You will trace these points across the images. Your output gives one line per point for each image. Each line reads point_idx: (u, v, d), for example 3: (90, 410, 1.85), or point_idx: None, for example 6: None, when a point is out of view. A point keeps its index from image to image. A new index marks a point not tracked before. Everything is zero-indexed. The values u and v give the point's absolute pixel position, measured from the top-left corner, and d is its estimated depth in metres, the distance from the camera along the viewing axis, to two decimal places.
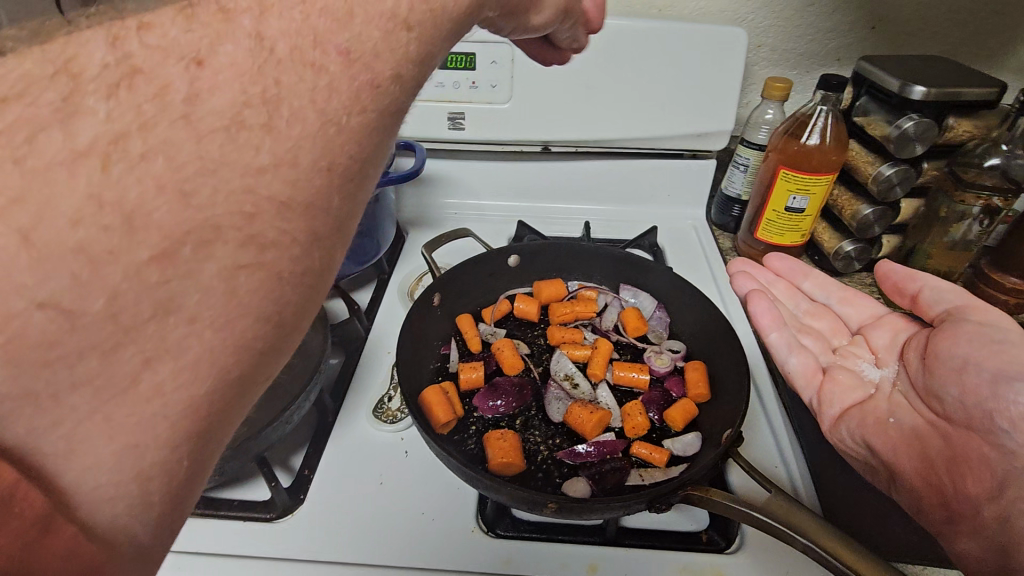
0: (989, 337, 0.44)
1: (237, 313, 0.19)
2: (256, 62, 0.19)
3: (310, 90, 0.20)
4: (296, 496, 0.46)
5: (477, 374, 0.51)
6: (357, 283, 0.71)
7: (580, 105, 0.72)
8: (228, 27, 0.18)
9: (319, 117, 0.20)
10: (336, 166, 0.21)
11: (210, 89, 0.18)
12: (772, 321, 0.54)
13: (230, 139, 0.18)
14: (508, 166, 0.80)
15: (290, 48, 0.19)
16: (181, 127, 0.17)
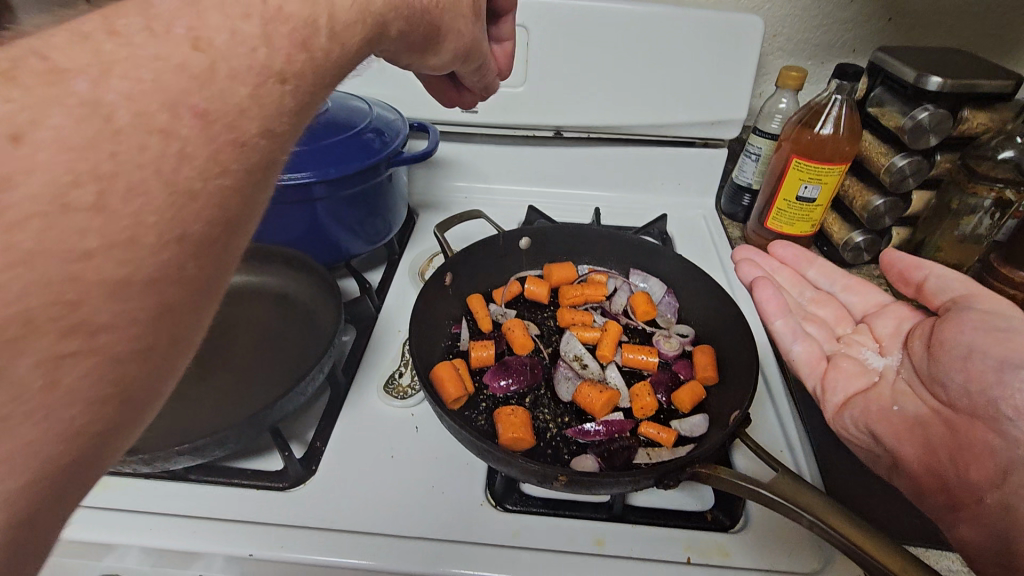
0: (995, 325, 0.44)
1: (63, 402, 0.17)
2: (89, 136, 0.17)
3: (157, 158, 0.19)
4: (309, 467, 0.46)
5: (488, 352, 0.52)
6: (368, 263, 0.72)
7: (594, 91, 0.72)
8: (56, 92, 0.17)
9: (166, 189, 0.19)
10: (188, 236, 0.20)
11: (26, 171, 0.16)
12: (777, 309, 0.55)
13: (50, 225, 0.16)
14: (520, 150, 0.80)
15: (133, 117, 0.18)
16: None
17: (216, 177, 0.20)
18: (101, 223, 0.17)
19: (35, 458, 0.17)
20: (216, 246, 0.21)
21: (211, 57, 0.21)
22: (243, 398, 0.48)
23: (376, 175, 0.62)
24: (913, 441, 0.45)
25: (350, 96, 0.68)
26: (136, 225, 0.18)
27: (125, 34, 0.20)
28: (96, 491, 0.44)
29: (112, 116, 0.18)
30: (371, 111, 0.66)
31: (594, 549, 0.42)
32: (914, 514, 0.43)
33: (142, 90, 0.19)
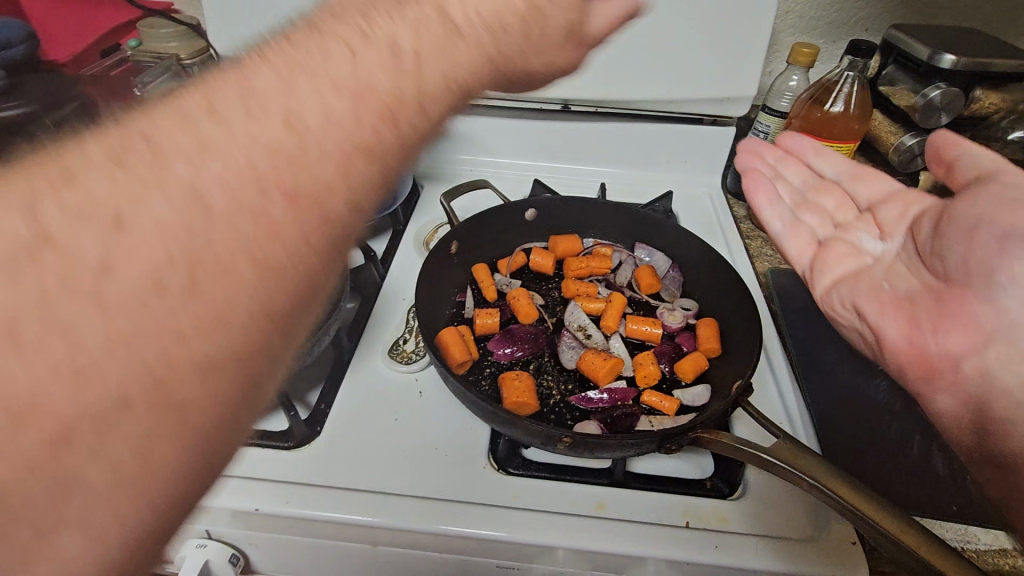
0: (1011, 197, 0.42)
1: (153, 480, 0.18)
2: (185, 219, 0.18)
3: (246, 237, 0.19)
4: (314, 428, 0.47)
5: (493, 320, 0.52)
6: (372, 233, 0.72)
7: (603, 67, 0.72)
8: (159, 175, 0.18)
9: (256, 269, 0.19)
10: (276, 312, 0.20)
11: (125, 258, 0.17)
12: (767, 201, 0.57)
13: (146, 308, 0.17)
14: (526, 124, 0.80)
15: (227, 198, 0.19)
16: (87, 307, 0.16)
17: (303, 254, 0.21)
18: (194, 305, 0.18)
19: (125, 529, 0.18)
20: (297, 312, 0.21)
21: (305, 139, 0.20)
22: None
23: None
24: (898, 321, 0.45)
25: None
26: (226, 306, 0.19)
27: (228, 104, 0.20)
28: None
29: (209, 202, 0.19)
30: None
31: (595, 512, 0.43)
32: (923, 491, 0.43)
33: (243, 173, 0.19)
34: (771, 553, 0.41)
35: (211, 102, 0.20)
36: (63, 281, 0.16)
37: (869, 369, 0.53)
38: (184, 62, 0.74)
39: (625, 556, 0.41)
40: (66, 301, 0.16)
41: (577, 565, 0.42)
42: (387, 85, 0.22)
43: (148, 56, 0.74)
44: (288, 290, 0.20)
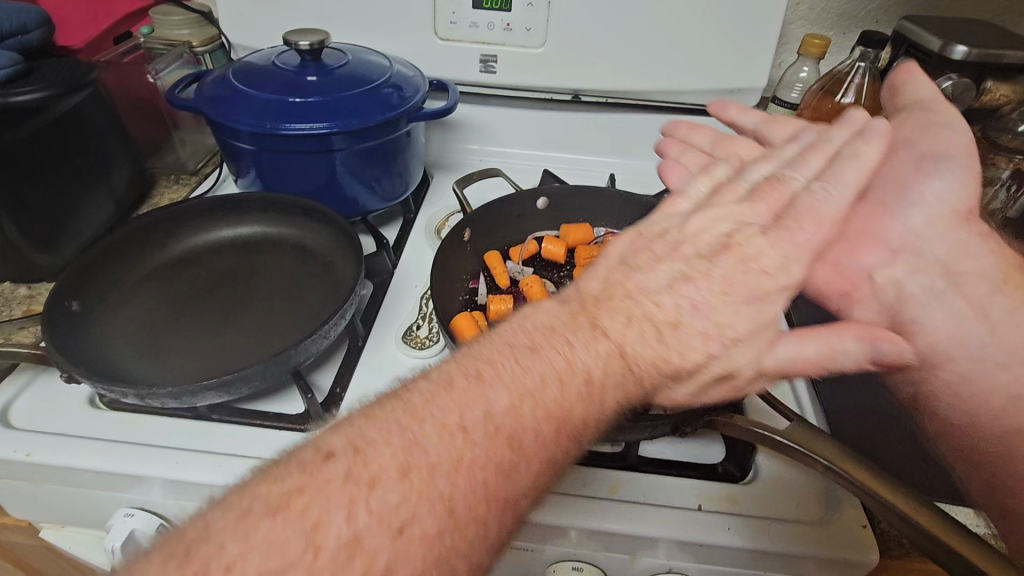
0: (935, 121, 0.43)
1: None
2: (449, 492, 0.25)
3: (464, 532, 0.25)
4: (330, 410, 0.48)
5: (506, 307, 0.52)
6: (384, 220, 0.72)
7: (614, 58, 0.72)
8: (443, 446, 0.26)
9: (468, 543, 0.26)
10: (479, 546, 0.26)
11: (409, 518, 0.24)
12: (738, 196, 0.37)
13: (420, 545, 0.24)
14: (537, 114, 0.80)
15: (475, 483, 0.26)
16: (385, 517, 0.24)
17: (504, 516, 0.27)
18: (433, 546, 0.25)
19: None
20: (490, 545, 0.27)
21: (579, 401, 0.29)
22: (265, 339, 0.49)
23: (392, 129, 0.62)
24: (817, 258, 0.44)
25: (368, 50, 0.67)
26: (454, 553, 0.25)
27: (470, 422, 0.27)
28: (122, 426, 0.46)
29: (463, 488, 0.26)
30: (391, 66, 0.65)
31: (609, 494, 0.43)
32: (931, 476, 0.44)
33: (497, 443, 0.27)
34: (784, 536, 0.41)
35: (515, 377, 0.29)
36: (393, 498, 0.25)
37: None
38: (196, 50, 0.76)
39: (639, 537, 0.42)
40: (368, 530, 0.24)
41: (592, 547, 0.43)
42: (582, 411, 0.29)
43: (161, 44, 0.75)
44: (488, 543, 0.26)
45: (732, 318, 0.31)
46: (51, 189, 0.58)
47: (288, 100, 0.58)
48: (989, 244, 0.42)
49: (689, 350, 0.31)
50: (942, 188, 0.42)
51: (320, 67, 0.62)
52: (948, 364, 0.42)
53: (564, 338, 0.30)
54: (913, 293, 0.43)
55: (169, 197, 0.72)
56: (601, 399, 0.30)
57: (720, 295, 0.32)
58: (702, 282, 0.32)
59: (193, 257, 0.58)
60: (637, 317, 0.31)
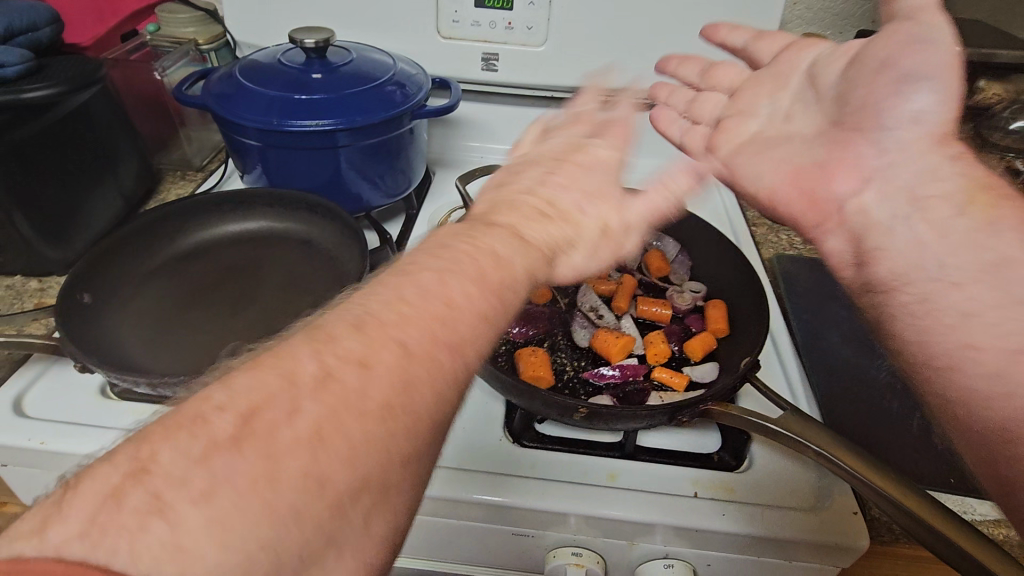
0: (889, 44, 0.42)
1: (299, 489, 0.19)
2: (387, 326, 0.23)
3: (413, 370, 0.23)
4: None
5: None
6: (386, 216, 0.74)
7: (613, 56, 0.73)
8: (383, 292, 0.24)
9: (412, 384, 0.22)
10: (424, 391, 0.23)
11: (361, 356, 0.22)
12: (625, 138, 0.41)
13: (363, 383, 0.21)
14: (537, 112, 0.81)
15: (420, 326, 0.24)
16: (330, 356, 0.22)
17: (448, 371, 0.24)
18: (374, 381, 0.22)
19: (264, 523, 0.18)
20: (433, 404, 0.23)
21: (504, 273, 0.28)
22: (272, 331, 0.51)
23: (395, 126, 0.63)
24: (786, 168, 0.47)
25: (373, 48, 0.68)
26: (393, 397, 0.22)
27: (409, 295, 0.24)
28: (133, 415, 0.48)
29: (406, 328, 0.23)
30: (394, 64, 0.66)
31: (607, 482, 0.44)
32: (921, 465, 0.45)
33: (441, 295, 0.25)
34: (779, 522, 0.42)
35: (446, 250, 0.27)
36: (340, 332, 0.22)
37: (871, 351, 0.54)
38: (202, 48, 0.77)
39: (637, 523, 0.43)
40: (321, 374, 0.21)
41: (592, 533, 0.44)
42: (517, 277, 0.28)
43: (167, 41, 0.76)
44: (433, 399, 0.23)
45: (605, 206, 0.37)
46: (62, 184, 0.59)
47: (294, 97, 0.59)
48: (957, 166, 0.40)
49: (573, 218, 0.34)
50: (923, 105, 0.39)
51: (325, 65, 0.63)
52: (906, 287, 0.40)
53: (464, 238, 0.29)
54: (880, 219, 0.42)
55: (176, 193, 0.73)
56: (511, 264, 0.28)
57: (583, 189, 0.36)
58: (560, 182, 0.36)
59: (200, 251, 0.59)
60: (527, 208, 0.33)
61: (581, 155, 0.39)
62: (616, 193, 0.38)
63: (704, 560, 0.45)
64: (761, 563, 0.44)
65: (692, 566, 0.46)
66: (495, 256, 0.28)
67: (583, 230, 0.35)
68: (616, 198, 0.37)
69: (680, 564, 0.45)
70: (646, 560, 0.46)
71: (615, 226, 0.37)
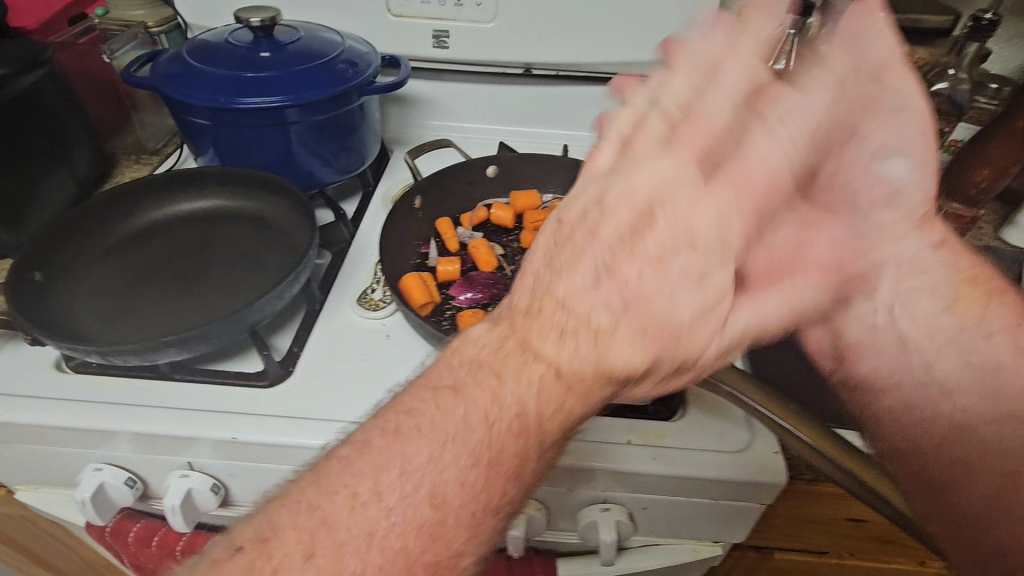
0: (888, 109, 0.41)
1: None
2: (364, 507, 0.28)
3: (383, 550, 0.28)
4: (287, 368, 0.51)
5: (454, 267, 0.55)
6: (343, 193, 0.75)
7: (561, 31, 0.74)
8: (379, 461, 0.30)
9: (396, 556, 0.28)
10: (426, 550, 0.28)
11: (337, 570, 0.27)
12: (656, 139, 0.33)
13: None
14: (491, 89, 0.82)
15: (403, 505, 0.29)
16: (315, 559, 0.27)
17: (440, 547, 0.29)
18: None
19: None
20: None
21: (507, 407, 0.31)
22: (223, 303, 0.52)
23: (345, 102, 0.64)
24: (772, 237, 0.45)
25: (321, 27, 0.69)
26: None
27: (387, 479, 0.29)
28: (86, 388, 0.49)
29: (384, 500, 0.29)
30: (342, 41, 0.67)
31: None
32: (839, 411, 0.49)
33: (421, 472, 0.29)
34: (705, 463, 0.45)
35: (458, 404, 0.31)
36: (316, 538, 0.28)
37: None
38: (151, 31, 0.76)
39: (573, 470, 0.46)
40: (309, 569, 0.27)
41: (533, 482, 0.47)
42: (517, 414, 0.30)
43: (116, 24, 0.75)
44: None
45: (681, 299, 0.31)
46: (10, 169, 0.59)
47: (240, 75, 0.60)
48: (938, 254, 0.46)
49: (648, 338, 0.31)
50: (897, 173, 0.44)
51: (272, 43, 0.63)
52: (891, 391, 0.46)
53: (492, 372, 0.32)
54: (863, 313, 0.47)
55: (133, 175, 0.74)
56: (530, 408, 0.31)
57: (651, 283, 0.31)
58: (630, 266, 0.31)
59: (154, 230, 0.60)
60: (584, 336, 0.31)
61: (671, 206, 0.31)
62: (711, 268, 0.31)
63: (640, 503, 0.48)
64: (691, 503, 0.47)
65: (629, 510, 0.48)
66: (524, 414, 0.30)
67: (664, 335, 0.31)
68: (701, 291, 0.31)
69: (616, 508, 0.48)
70: (585, 506, 0.48)
71: (684, 347, 0.32)
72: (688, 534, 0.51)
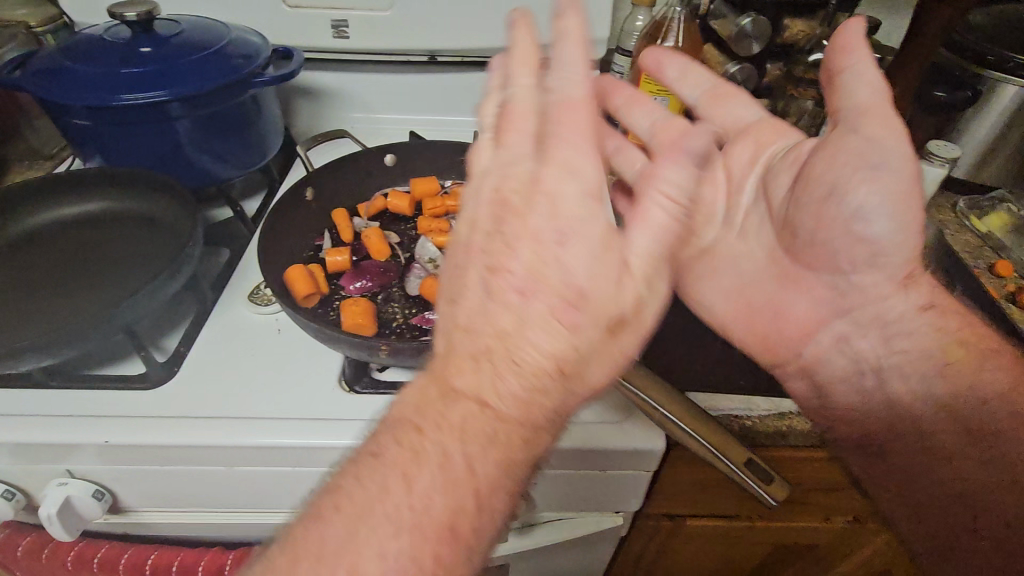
0: (866, 162, 0.38)
1: None
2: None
3: None
4: (170, 368, 0.50)
5: (342, 258, 0.54)
6: (247, 190, 0.73)
7: (460, 17, 0.74)
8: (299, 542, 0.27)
9: None
10: None
11: None
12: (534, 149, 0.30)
13: None
14: (399, 78, 0.82)
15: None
16: None
17: None
18: None
19: None
20: None
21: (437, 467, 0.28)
22: (98, 306, 0.51)
23: (233, 95, 0.63)
24: (736, 297, 0.51)
25: (208, 20, 0.67)
26: None
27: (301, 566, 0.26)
28: None
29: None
30: (228, 33, 0.66)
31: None
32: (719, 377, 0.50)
33: (341, 552, 0.27)
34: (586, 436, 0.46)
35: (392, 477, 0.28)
36: None
37: None
38: (36, 30, 0.73)
39: None
40: None
41: None
42: (442, 498, 0.28)
43: None
44: None
45: (592, 293, 0.28)
46: None
47: (116, 72, 0.58)
48: (924, 316, 0.43)
49: (546, 339, 0.28)
50: (879, 230, 0.40)
51: (152, 38, 0.62)
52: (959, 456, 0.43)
53: (414, 425, 0.29)
54: (850, 375, 0.47)
55: (22, 179, 0.71)
56: (461, 466, 0.28)
57: (551, 283, 0.28)
58: (512, 262, 0.28)
59: (35, 237, 0.58)
60: (489, 349, 0.29)
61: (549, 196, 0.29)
62: (609, 253, 0.29)
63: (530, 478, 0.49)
64: (581, 476, 0.48)
65: None
66: (448, 463, 0.28)
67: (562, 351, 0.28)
68: (607, 275, 0.28)
69: None
70: None
71: (599, 318, 0.28)
72: (586, 507, 0.52)
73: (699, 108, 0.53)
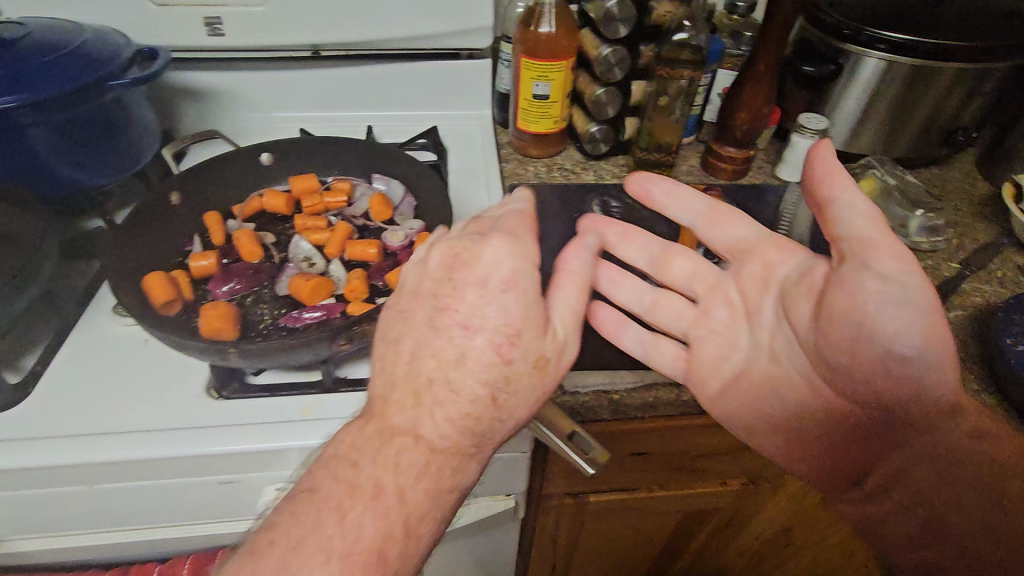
0: (890, 294, 0.36)
1: None
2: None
3: None
4: (22, 389, 0.48)
5: (207, 261, 0.53)
6: (125, 199, 0.71)
7: (338, 10, 0.72)
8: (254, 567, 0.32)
9: None
10: None
11: None
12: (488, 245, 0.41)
13: None
14: (285, 75, 0.80)
15: None
16: None
17: None
18: None
19: None
20: None
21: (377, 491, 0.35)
22: None
23: (90, 100, 0.60)
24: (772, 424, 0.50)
25: (59, 21, 0.64)
26: None
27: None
28: None
29: None
30: (81, 35, 0.62)
31: (300, 416, 0.47)
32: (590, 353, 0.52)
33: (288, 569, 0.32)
34: None
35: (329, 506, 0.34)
36: None
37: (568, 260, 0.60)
38: None
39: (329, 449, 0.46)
40: None
41: (297, 467, 0.47)
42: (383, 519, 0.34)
43: None
44: None
45: (519, 343, 0.38)
46: None
47: None
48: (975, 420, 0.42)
49: (481, 370, 0.37)
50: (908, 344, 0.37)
51: None
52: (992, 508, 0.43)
53: (348, 462, 0.36)
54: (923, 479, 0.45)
55: None
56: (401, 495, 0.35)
57: (469, 331, 0.38)
58: (452, 320, 0.38)
59: None
60: (425, 386, 0.37)
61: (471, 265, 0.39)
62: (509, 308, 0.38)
63: None
64: None
65: None
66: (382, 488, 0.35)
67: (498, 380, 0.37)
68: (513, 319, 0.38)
69: None
70: None
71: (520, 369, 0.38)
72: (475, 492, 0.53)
73: (698, 230, 0.52)
